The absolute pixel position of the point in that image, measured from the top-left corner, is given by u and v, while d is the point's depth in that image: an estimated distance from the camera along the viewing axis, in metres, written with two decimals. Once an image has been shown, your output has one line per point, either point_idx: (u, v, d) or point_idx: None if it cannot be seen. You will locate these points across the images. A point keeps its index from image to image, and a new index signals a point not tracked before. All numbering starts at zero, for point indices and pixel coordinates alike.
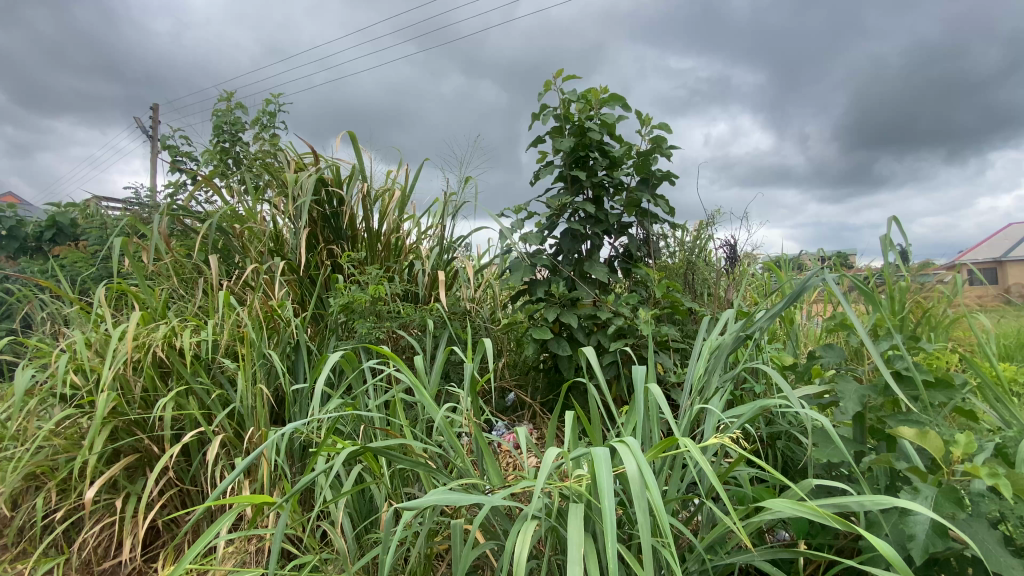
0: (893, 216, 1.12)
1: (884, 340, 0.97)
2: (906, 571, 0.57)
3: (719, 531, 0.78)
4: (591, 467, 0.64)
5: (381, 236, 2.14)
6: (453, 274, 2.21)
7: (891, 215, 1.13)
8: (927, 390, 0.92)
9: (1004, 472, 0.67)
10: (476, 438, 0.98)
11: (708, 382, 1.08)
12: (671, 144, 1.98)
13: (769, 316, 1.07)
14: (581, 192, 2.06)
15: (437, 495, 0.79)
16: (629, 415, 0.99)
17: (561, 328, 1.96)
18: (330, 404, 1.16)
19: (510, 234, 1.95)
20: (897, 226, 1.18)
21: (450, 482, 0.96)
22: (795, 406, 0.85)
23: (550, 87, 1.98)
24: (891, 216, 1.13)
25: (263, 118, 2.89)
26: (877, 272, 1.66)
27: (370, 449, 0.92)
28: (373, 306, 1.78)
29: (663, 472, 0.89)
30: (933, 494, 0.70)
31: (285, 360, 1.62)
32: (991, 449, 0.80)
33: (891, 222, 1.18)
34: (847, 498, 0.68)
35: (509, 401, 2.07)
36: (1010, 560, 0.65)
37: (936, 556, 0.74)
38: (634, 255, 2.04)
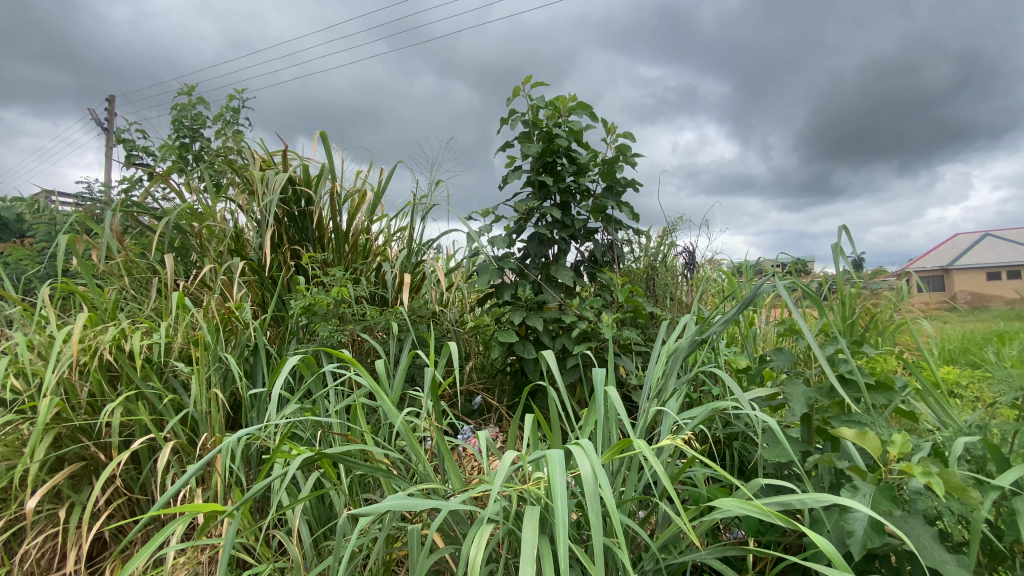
0: (841, 226, 1.18)
1: (831, 344, 1.02)
2: (844, 567, 0.59)
3: (672, 531, 0.80)
4: (546, 468, 0.65)
5: (349, 237, 2.10)
6: (420, 276, 2.19)
7: (840, 225, 1.19)
8: (869, 392, 0.96)
9: (936, 470, 0.70)
10: (436, 441, 0.97)
11: (666, 384, 1.11)
12: (637, 152, 2.03)
13: (724, 322, 1.11)
14: (549, 197, 2.08)
15: (393, 500, 0.78)
16: (588, 416, 1.01)
17: (527, 331, 1.97)
18: (287, 408, 1.13)
19: (478, 238, 1.96)
20: (845, 235, 1.25)
21: (410, 487, 0.95)
22: (746, 408, 0.88)
23: (519, 93, 2.00)
24: (840, 226, 1.19)
25: (226, 114, 2.81)
26: (829, 279, 1.73)
27: (326, 455, 0.90)
28: (336, 308, 1.75)
29: (620, 473, 0.90)
30: (871, 492, 0.73)
31: (243, 363, 1.57)
32: (927, 449, 0.84)
33: (840, 231, 1.24)
34: (791, 496, 0.71)
35: (476, 405, 2.06)
36: (941, 554, 0.69)
37: (875, 552, 0.77)
38: (599, 260, 2.07)
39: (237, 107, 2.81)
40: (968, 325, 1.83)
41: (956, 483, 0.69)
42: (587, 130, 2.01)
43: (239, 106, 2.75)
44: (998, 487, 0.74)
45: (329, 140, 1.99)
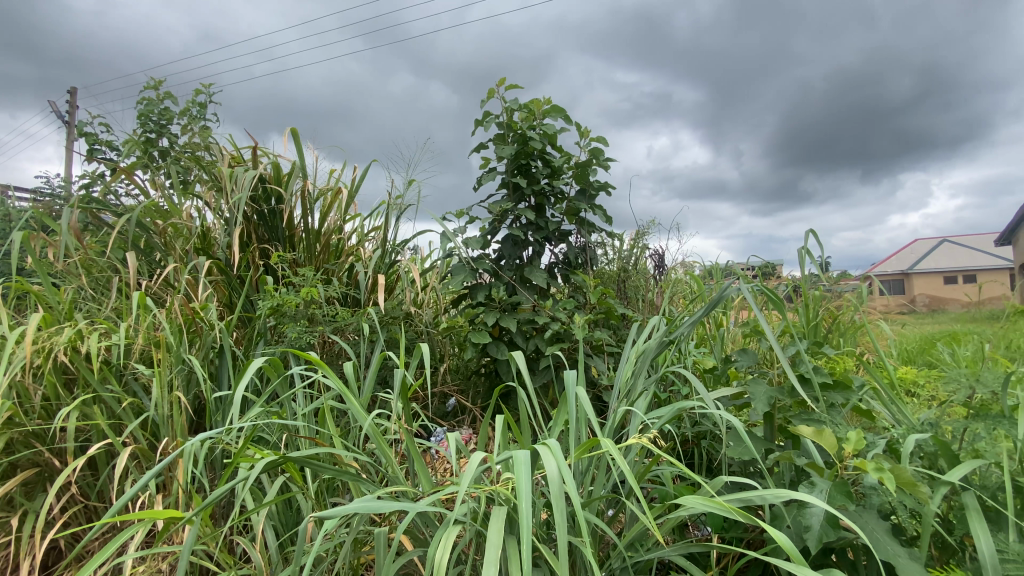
0: (804, 231, 1.23)
1: (792, 345, 1.05)
2: (799, 561, 0.61)
3: (638, 528, 0.81)
4: (512, 468, 0.65)
5: (320, 237, 2.07)
6: (394, 277, 2.17)
7: (804, 230, 1.24)
8: (828, 392, 1.00)
9: (888, 466, 0.73)
10: (405, 443, 0.96)
11: (635, 384, 1.13)
12: (610, 156, 2.05)
13: (690, 324, 1.14)
14: (523, 199, 2.09)
15: (358, 503, 0.76)
16: (557, 416, 1.01)
17: (501, 332, 1.97)
18: (252, 411, 1.11)
19: (452, 239, 1.95)
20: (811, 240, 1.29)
21: (378, 491, 0.94)
22: (710, 407, 0.90)
23: (493, 95, 2.00)
24: (804, 231, 1.24)
25: (193, 110, 2.73)
26: (794, 282, 1.79)
27: (290, 459, 0.88)
28: (306, 309, 1.71)
29: (589, 472, 0.91)
30: (828, 487, 0.76)
31: (208, 366, 1.52)
32: (882, 445, 0.87)
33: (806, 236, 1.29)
34: (752, 493, 0.72)
35: (449, 407, 2.05)
36: (893, 547, 0.72)
37: (832, 546, 0.80)
38: (573, 262, 2.09)
39: (204, 102, 2.74)
40: (927, 326, 1.94)
41: (906, 478, 0.71)
42: (561, 133, 2.02)
43: (207, 101, 2.68)
44: (947, 483, 0.77)
45: (300, 137, 1.96)
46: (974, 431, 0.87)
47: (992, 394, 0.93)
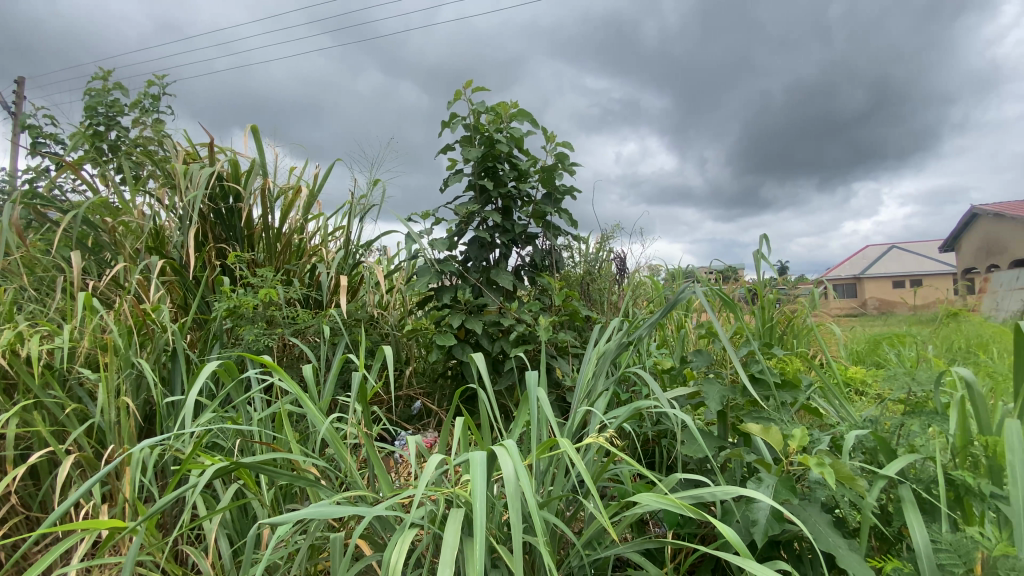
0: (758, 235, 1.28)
1: (745, 346, 1.09)
2: (746, 555, 0.63)
3: (595, 526, 0.82)
4: (468, 470, 0.65)
5: (281, 236, 2.02)
6: (358, 279, 2.14)
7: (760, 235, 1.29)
8: (778, 390, 1.04)
9: (829, 461, 0.76)
10: (364, 447, 0.94)
11: (595, 385, 1.15)
12: (575, 161, 2.08)
13: (648, 327, 1.17)
14: (490, 201, 2.09)
15: (311, 508, 0.75)
16: (518, 416, 1.02)
17: (466, 334, 1.97)
18: (204, 416, 1.07)
19: (418, 240, 1.93)
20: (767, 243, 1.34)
21: (334, 496, 0.92)
22: (666, 406, 0.93)
23: (460, 96, 2.00)
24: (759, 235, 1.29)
25: (145, 102, 2.62)
26: (751, 285, 1.85)
27: (242, 465, 0.85)
28: (264, 310, 1.67)
29: (549, 472, 0.92)
30: (774, 482, 0.79)
31: (159, 369, 1.47)
32: (826, 442, 0.91)
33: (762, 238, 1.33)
34: (703, 490, 0.75)
35: (414, 410, 2.02)
36: (834, 538, 0.75)
37: (778, 538, 0.83)
38: (539, 265, 2.11)
39: (157, 95, 2.63)
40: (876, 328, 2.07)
41: (844, 472, 0.75)
42: (527, 137, 2.04)
43: (160, 94, 2.58)
44: (885, 477, 0.80)
45: (261, 134, 1.90)
46: (911, 427, 0.91)
47: (926, 391, 0.99)
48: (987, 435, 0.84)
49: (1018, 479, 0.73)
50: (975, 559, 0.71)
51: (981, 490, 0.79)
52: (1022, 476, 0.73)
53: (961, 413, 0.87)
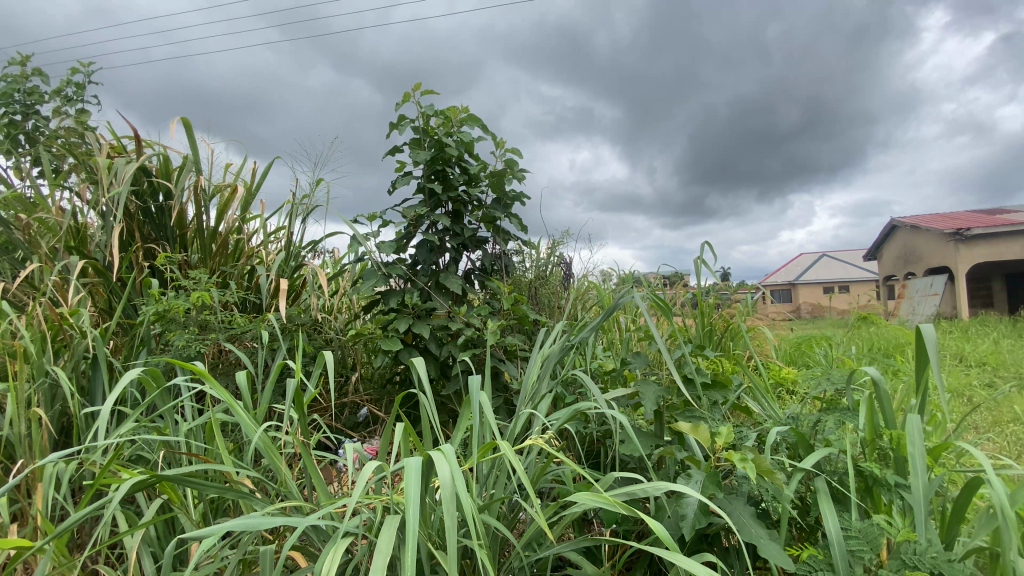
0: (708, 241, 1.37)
1: (679, 349, 1.15)
2: (673, 548, 0.66)
3: (534, 527, 0.83)
4: (403, 476, 0.65)
5: (217, 236, 1.92)
6: (301, 282, 2.07)
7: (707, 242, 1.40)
8: (709, 391, 1.09)
9: (750, 456, 0.81)
10: (299, 457, 0.91)
11: (539, 389, 1.16)
12: (524, 167, 2.11)
13: (590, 331, 1.20)
14: (440, 205, 2.07)
15: (235, 521, 0.72)
16: (460, 420, 1.01)
17: (414, 339, 1.95)
18: (122, 427, 1.00)
19: (364, 242, 1.89)
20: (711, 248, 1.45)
21: (266, 507, 0.88)
22: (603, 407, 0.96)
23: (409, 99, 1.98)
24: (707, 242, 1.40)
25: (67, 90, 2.44)
26: (692, 291, 1.93)
27: (164, 478, 0.81)
28: (197, 315, 1.59)
29: (490, 475, 0.93)
30: (702, 478, 0.83)
31: (78, 378, 1.36)
32: (751, 439, 0.96)
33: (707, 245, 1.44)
34: (635, 486, 0.78)
35: (361, 417, 1.97)
36: (756, 529, 0.79)
37: (706, 531, 0.87)
38: (489, 270, 2.11)
39: (82, 83, 2.46)
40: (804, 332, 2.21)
41: (764, 466, 0.79)
42: (477, 142, 2.04)
43: (85, 83, 2.41)
44: (802, 470, 0.85)
45: (194, 128, 1.81)
46: (826, 424, 0.97)
47: (840, 389, 1.06)
48: (892, 428, 0.91)
49: (917, 469, 0.80)
50: (882, 544, 0.76)
51: (887, 480, 0.85)
52: (919, 466, 0.79)
53: (869, 408, 0.94)
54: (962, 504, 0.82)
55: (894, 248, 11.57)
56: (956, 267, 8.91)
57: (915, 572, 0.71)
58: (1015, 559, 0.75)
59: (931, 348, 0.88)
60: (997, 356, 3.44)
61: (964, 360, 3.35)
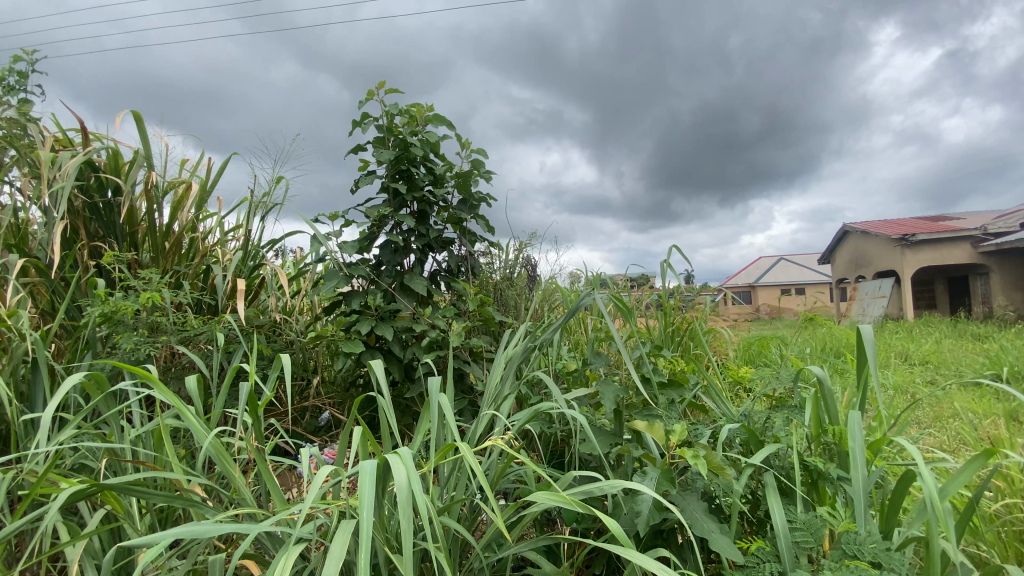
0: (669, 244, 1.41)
1: (637, 350, 1.17)
2: (627, 544, 0.67)
3: (493, 528, 0.83)
4: (356, 480, 0.64)
5: (170, 235, 1.85)
6: (259, 282, 2.01)
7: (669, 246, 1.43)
8: (665, 390, 1.12)
9: (702, 453, 0.83)
10: (253, 462, 0.88)
11: (501, 390, 1.17)
12: (490, 168, 2.11)
13: (552, 332, 1.21)
14: (404, 205, 2.05)
15: (182, 528, 0.69)
16: (420, 423, 1.00)
17: (376, 340, 1.92)
18: (62, 435, 0.94)
19: (325, 243, 1.85)
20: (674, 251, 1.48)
21: (216, 513, 0.85)
22: (562, 407, 0.97)
23: (373, 97, 1.95)
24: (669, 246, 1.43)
25: (9, 79, 2.30)
26: (654, 293, 1.97)
27: (106, 487, 0.77)
28: (147, 316, 1.53)
29: (450, 477, 0.92)
30: (656, 475, 0.85)
31: (15, 383, 1.28)
32: (705, 436, 0.99)
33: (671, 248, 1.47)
34: (593, 485, 0.78)
35: (322, 421, 1.93)
36: (708, 524, 0.81)
37: (661, 526, 0.89)
38: (454, 271, 2.10)
39: (25, 72, 2.32)
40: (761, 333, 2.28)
41: (715, 462, 0.82)
42: (442, 141, 2.03)
43: (29, 72, 2.28)
44: (752, 465, 0.88)
45: (145, 122, 1.73)
46: (776, 421, 1.01)
47: (788, 388, 1.11)
48: (835, 424, 0.96)
49: (858, 463, 0.83)
50: (824, 535, 0.79)
51: (830, 474, 0.90)
52: (859, 460, 0.83)
53: (814, 406, 0.99)
54: (898, 496, 0.86)
55: (847, 253, 12.09)
56: (902, 271, 9.40)
57: (855, 561, 0.74)
58: (944, 546, 0.79)
59: (869, 348, 0.92)
60: (938, 355, 3.65)
61: (910, 360, 3.52)
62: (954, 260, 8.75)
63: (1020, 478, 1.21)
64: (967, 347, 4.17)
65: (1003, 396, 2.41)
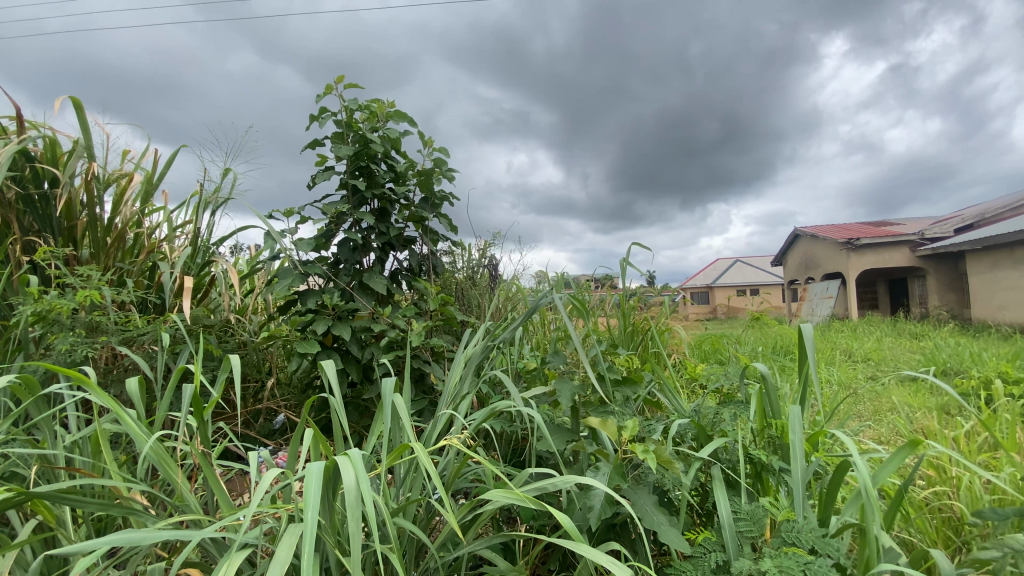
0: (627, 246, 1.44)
1: (594, 349, 1.19)
2: (577, 537, 0.68)
3: (447, 528, 0.82)
4: (303, 481, 0.62)
5: (112, 230, 1.75)
6: (210, 280, 1.94)
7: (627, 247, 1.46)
8: (620, 387, 1.15)
9: (652, 447, 0.85)
10: (198, 467, 0.84)
11: (460, 389, 1.16)
12: (452, 167, 2.10)
13: (511, 331, 1.22)
14: (364, 203, 2.01)
15: (118, 537, 0.66)
16: (374, 425, 0.98)
17: (333, 341, 1.87)
18: None
19: (280, 240, 1.79)
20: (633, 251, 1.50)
21: (157, 521, 0.81)
22: (519, 405, 0.98)
23: (331, 91, 1.91)
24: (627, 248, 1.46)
25: None
26: (613, 293, 2.01)
27: (36, 496, 0.72)
28: (86, 316, 1.45)
29: (405, 478, 0.91)
30: (608, 471, 0.87)
31: None
32: (657, 431, 1.02)
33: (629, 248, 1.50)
34: (547, 481, 0.79)
35: (277, 424, 1.88)
36: (657, 517, 0.83)
37: (613, 520, 0.91)
38: (416, 270, 2.08)
39: None
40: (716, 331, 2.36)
41: (664, 456, 0.84)
42: (404, 138, 2.01)
43: None
44: (700, 458, 0.91)
45: (85, 110, 1.64)
46: (723, 416, 1.05)
47: (736, 384, 1.16)
48: (777, 418, 1.01)
49: (797, 455, 0.88)
50: (765, 524, 0.83)
51: (773, 465, 0.94)
52: (798, 452, 0.87)
53: (759, 401, 1.03)
54: (834, 486, 0.91)
55: (798, 255, 12.65)
56: (847, 273, 9.90)
57: (794, 548, 0.78)
58: (877, 531, 0.84)
59: (809, 346, 0.97)
60: (880, 352, 3.87)
61: (854, 358, 3.71)
62: (894, 263, 9.28)
63: (947, 467, 1.30)
64: (907, 344, 4.40)
65: (936, 390, 2.58)
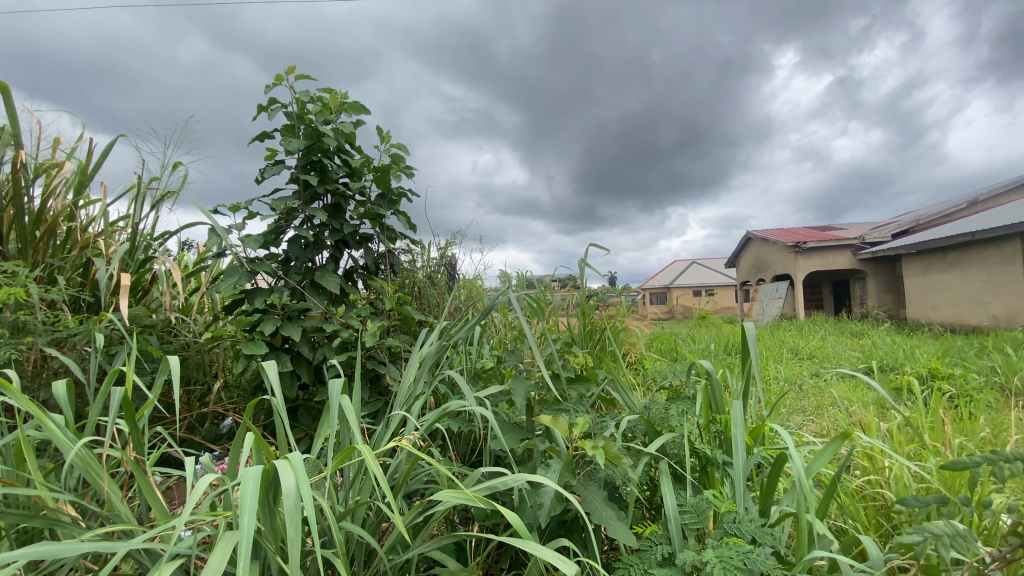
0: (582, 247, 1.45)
1: (548, 348, 1.20)
2: (525, 535, 0.68)
3: (395, 531, 0.81)
4: (239, 487, 0.60)
5: (41, 222, 1.63)
6: (151, 277, 1.84)
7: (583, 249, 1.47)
8: (573, 385, 1.16)
9: (601, 444, 0.86)
10: (130, 473, 0.80)
11: (414, 389, 1.15)
12: (410, 164, 2.07)
13: (466, 331, 1.21)
14: (317, 198, 1.96)
15: (37, 550, 0.61)
16: (320, 429, 0.95)
17: (284, 341, 1.81)
18: None
19: (227, 236, 1.72)
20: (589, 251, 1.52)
21: (84, 532, 0.76)
22: (471, 405, 0.97)
23: (282, 81, 1.85)
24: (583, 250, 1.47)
25: None
26: (570, 293, 2.03)
27: None
28: (9, 316, 1.35)
29: (353, 482, 0.89)
30: (558, 468, 0.88)
31: None
32: (608, 428, 1.04)
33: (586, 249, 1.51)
34: (497, 480, 0.79)
35: (224, 428, 1.81)
36: (606, 511, 0.85)
37: (563, 516, 0.92)
38: (372, 269, 2.04)
39: None
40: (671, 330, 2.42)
41: (613, 452, 0.86)
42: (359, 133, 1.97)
43: None
44: (649, 454, 0.93)
45: (12, 94, 1.52)
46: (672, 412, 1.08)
47: (685, 381, 1.19)
48: (722, 413, 1.04)
49: (739, 448, 0.91)
50: (708, 516, 0.85)
51: (716, 459, 0.97)
52: (740, 445, 0.91)
53: (704, 397, 1.06)
54: (773, 477, 0.94)
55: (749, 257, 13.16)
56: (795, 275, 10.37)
57: (734, 538, 0.81)
58: (811, 519, 0.88)
59: (751, 343, 1.01)
60: (824, 350, 4.07)
61: (800, 356, 3.89)
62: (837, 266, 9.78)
63: (879, 458, 1.38)
64: (850, 342, 4.65)
65: (874, 385, 2.73)
